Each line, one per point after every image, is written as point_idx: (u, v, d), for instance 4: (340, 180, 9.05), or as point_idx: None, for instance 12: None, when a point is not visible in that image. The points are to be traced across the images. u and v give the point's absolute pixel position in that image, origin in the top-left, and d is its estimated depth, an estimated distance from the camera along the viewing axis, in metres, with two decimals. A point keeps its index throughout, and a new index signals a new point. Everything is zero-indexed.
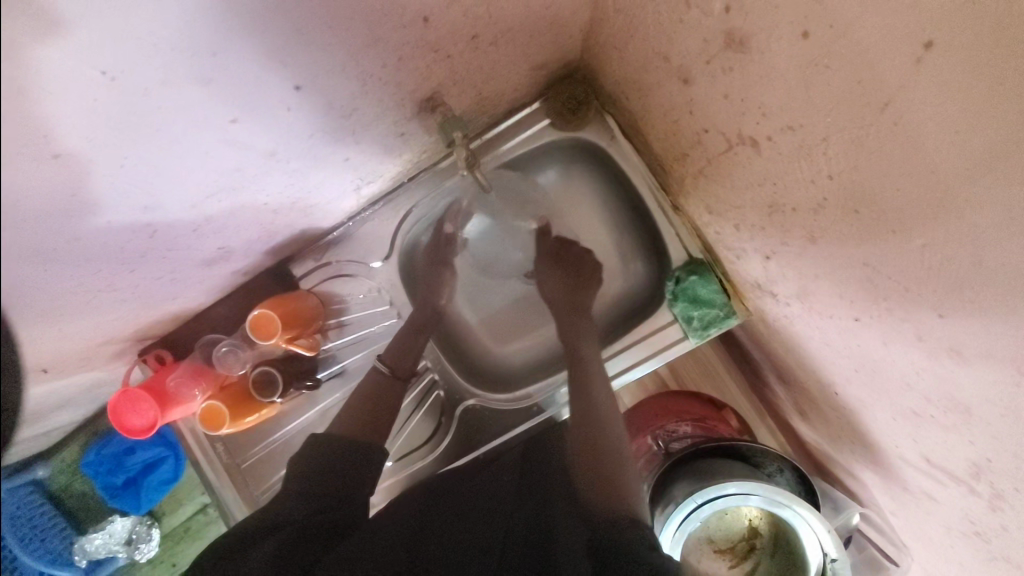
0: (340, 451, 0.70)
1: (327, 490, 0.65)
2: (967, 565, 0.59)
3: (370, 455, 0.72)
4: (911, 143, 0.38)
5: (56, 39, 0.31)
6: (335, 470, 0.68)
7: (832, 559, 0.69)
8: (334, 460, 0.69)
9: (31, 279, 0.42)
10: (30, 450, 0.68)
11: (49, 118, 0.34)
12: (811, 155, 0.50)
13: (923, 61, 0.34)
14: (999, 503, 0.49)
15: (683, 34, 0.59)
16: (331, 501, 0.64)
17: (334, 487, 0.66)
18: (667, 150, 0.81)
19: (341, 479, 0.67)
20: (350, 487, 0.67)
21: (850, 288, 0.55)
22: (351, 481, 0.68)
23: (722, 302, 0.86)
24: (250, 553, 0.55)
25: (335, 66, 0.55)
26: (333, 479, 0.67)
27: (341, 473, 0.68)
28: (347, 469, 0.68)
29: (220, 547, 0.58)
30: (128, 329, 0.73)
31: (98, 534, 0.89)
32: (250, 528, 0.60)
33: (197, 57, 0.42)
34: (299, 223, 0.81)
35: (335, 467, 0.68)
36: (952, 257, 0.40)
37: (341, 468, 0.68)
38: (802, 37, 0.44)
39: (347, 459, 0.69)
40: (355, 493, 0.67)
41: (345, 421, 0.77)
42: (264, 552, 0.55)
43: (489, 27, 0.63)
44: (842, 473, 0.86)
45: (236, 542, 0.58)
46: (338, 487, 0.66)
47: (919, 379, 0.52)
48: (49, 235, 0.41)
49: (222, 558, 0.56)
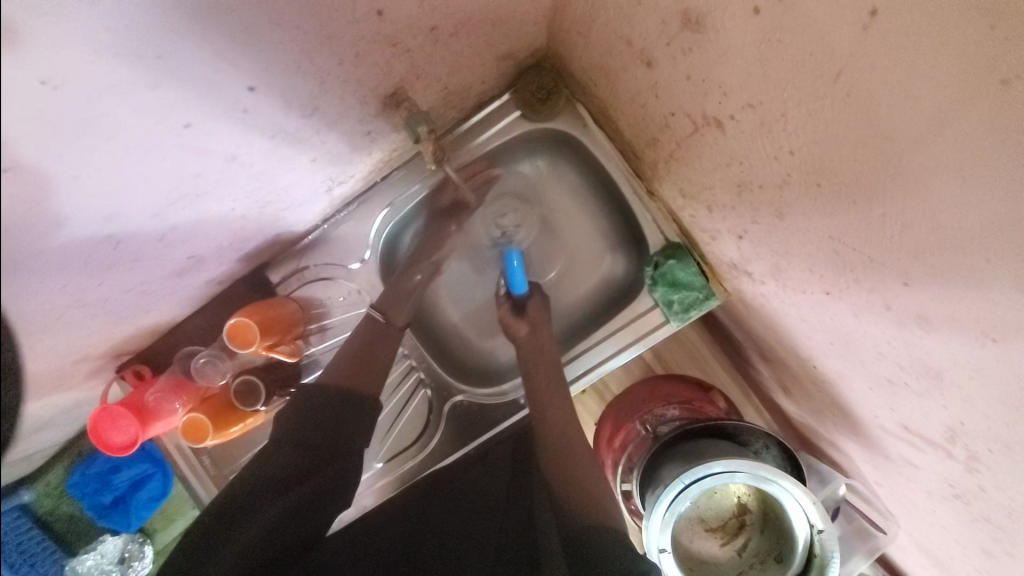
0: (333, 408, 0.68)
1: (325, 449, 0.65)
2: (951, 526, 0.61)
3: (363, 409, 0.71)
4: (865, 111, 0.38)
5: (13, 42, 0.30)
6: (328, 428, 0.67)
7: (820, 530, 0.70)
8: (324, 417, 0.67)
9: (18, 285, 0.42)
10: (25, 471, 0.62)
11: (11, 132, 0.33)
12: (773, 132, 0.50)
13: (870, 28, 0.35)
14: (975, 464, 0.50)
15: (642, 17, 0.59)
16: (326, 461, 0.64)
17: (330, 445, 0.66)
18: (638, 136, 0.81)
19: (330, 434, 0.66)
20: (346, 441, 0.67)
21: (819, 263, 0.56)
22: (343, 435, 0.68)
23: (701, 284, 0.87)
24: (247, 521, 0.56)
25: (290, 65, 0.54)
26: (325, 434, 0.66)
27: (331, 428, 0.67)
28: (342, 427, 0.68)
29: (221, 509, 0.58)
30: (102, 345, 0.71)
31: (89, 555, 0.80)
32: (246, 488, 0.60)
33: (144, 61, 0.41)
34: (270, 228, 0.80)
35: (329, 425, 0.67)
36: (911, 224, 0.40)
37: (335, 424, 0.68)
38: (754, 13, 0.44)
39: (344, 418, 0.69)
40: (349, 446, 0.67)
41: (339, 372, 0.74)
42: (265, 522, 0.56)
43: (448, 18, 0.62)
44: (826, 445, 0.87)
45: (233, 505, 0.58)
46: (335, 445, 0.66)
47: (890, 347, 0.52)
48: (31, 245, 0.40)
49: (219, 523, 0.57)
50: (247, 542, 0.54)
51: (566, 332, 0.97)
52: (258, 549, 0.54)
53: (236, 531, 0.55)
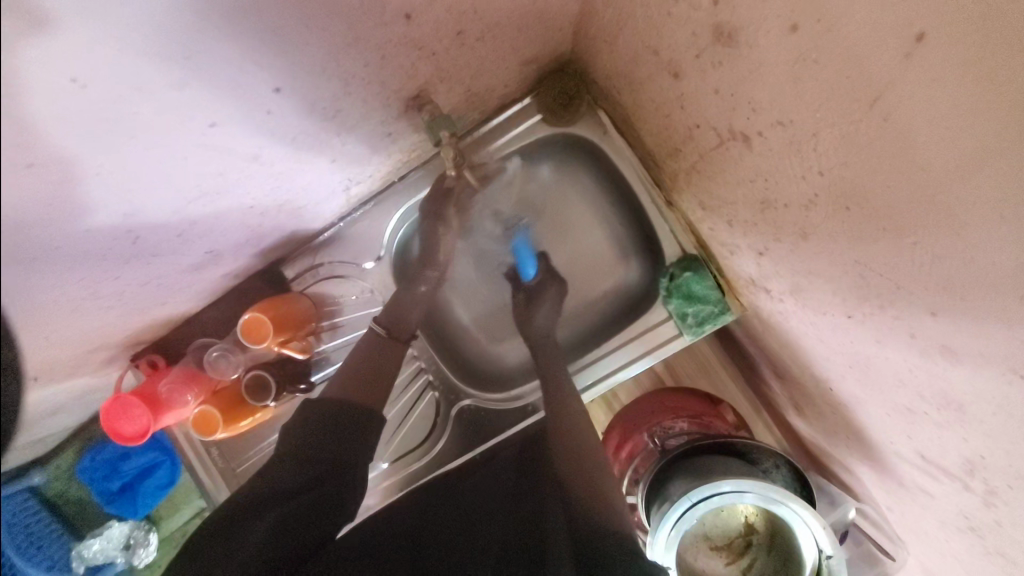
0: (339, 421, 0.68)
1: (335, 459, 0.65)
2: (963, 558, 0.59)
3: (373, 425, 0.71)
4: (901, 139, 0.37)
5: (31, 44, 0.30)
6: (335, 437, 0.67)
7: (829, 555, 0.68)
8: (329, 429, 0.67)
9: (37, 280, 0.43)
10: (34, 453, 0.63)
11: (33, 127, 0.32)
12: (803, 151, 0.49)
13: (912, 55, 0.34)
14: (993, 499, 0.48)
15: (672, 28, 0.58)
16: (337, 470, 0.64)
17: (341, 455, 0.66)
18: (659, 146, 0.80)
19: (339, 445, 0.66)
20: (360, 453, 0.68)
21: (843, 285, 0.55)
22: (350, 445, 0.67)
23: (717, 298, 0.85)
24: (247, 532, 0.56)
25: (315, 67, 0.54)
26: (333, 443, 0.66)
27: (339, 439, 0.67)
28: (349, 438, 0.68)
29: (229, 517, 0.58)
30: (119, 334, 0.72)
31: (96, 539, 0.83)
32: (253, 499, 0.60)
33: (172, 62, 0.41)
34: (288, 225, 0.80)
35: (334, 436, 0.67)
36: (943, 255, 0.39)
37: (347, 434, 0.68)
38: (790, 30, 0.43)
39: (358, 431, 0.69)
40: (363, 458, 0.68)
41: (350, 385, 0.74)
42: (262, 532, 0.56)
43: (474, 23, 0.62)
44: (838, 468, 0.85)
45: (237, 515, 0.59)
46: (349, 456, 0.66)
47: (912, 375, 0.51)
48: (48, 243, 0.41)
49: (222, 530, 0.57)
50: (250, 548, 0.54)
51: (577, 340, 0.96)
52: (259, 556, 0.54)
53: (235, 546, 0.55)
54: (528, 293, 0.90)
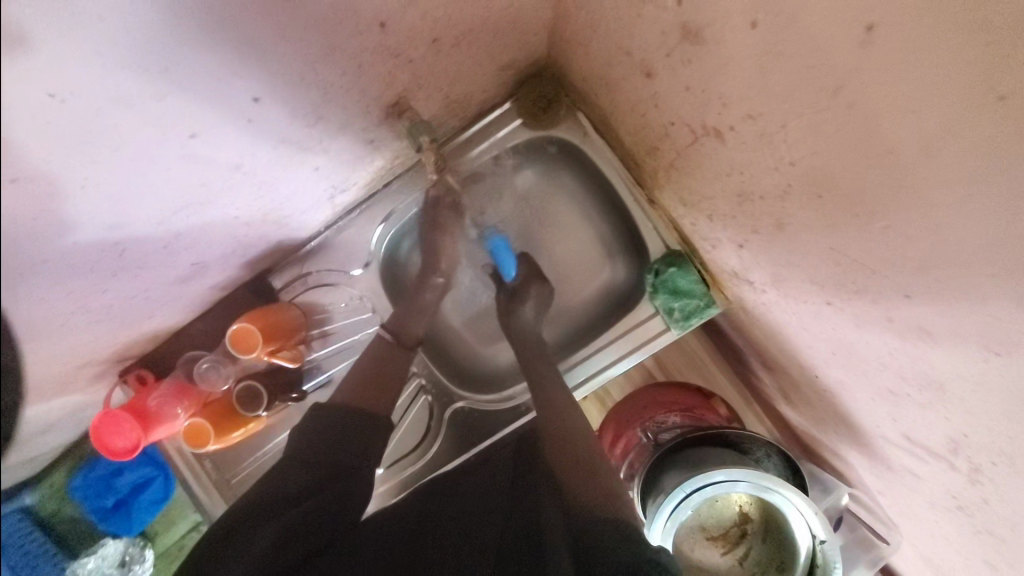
0: (338, 431, 0.69)
1: (334, 464, 0.66)
2: (954, 537, 0.60)
3: (372, 431, 0.72)
4: (867, 123, 0.39)
5: (18, 56, 0.30)
6: (333, 444, 0.68)
7: (822, 540, 0.70)
8: (329, 439, 0.68)
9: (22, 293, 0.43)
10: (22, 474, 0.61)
11: (16, 143, 0.33)
12: (772, 143, 0.51)
13: (869, 43, 0.35)
14: (978, 476, 0.50)
15: (642, 28, 0.60)
16: (335, 476, 0.65)
17: (338, 460, 0.67)
18: (639, 144, 0.81)
19: (340, 455, 0.67)
20: (358, 461, 0.68)
21: (820, 273, 0.56)
22: (352, 453, 0.68)
23: (702, 292, 0.87)
24: (254, 534, 0.56)
25: (294, 75, 0.55)
26: (334, 452, 0.67)
27: (339, 448, 0.68)
28: (348, 445, 0.69)
29: (228, 528, 0.58)
30: (108, 350, 0.72)
31: (90, 558, 0.82)
32: (253, 509, 0.60)
33: (150, 72, 0.41)
34: (274, 235, 0.81)
35: (333, 442, 0.68)
36: (912, 237, 0.40)
37: (346, 439, 0.69)
38: (752, 27, 0.44)
39: (357, 437, 0.70)
40: (362, 465, 0.68)
41: (344, 394, 0.75)
42: (267, 538, 0.55)
43: (449, 30, 0.63)
44: (829, 455, 0.87)
45: (240, 524, 0.58)
46: (347, 463, 0.67)
47: (892, 357, 0.52)
48: (32, 257, 0.41)
49: (224, 546, 0.55)
50: (255, 554, 0.53)
51: (567, 340, 0.97)
52: (262, 563, 0.53)
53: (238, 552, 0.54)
54: (515, 294, 0.91)
